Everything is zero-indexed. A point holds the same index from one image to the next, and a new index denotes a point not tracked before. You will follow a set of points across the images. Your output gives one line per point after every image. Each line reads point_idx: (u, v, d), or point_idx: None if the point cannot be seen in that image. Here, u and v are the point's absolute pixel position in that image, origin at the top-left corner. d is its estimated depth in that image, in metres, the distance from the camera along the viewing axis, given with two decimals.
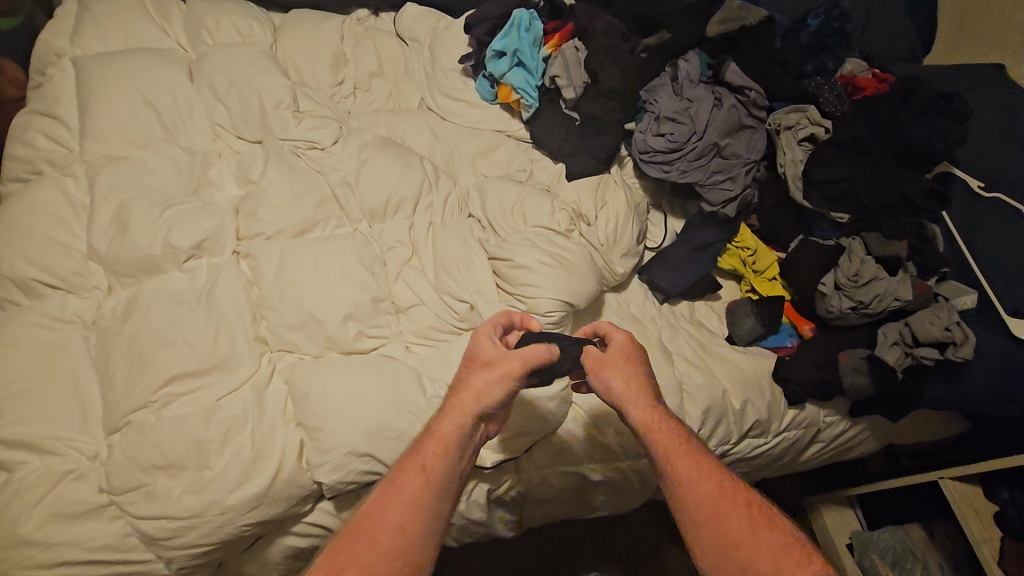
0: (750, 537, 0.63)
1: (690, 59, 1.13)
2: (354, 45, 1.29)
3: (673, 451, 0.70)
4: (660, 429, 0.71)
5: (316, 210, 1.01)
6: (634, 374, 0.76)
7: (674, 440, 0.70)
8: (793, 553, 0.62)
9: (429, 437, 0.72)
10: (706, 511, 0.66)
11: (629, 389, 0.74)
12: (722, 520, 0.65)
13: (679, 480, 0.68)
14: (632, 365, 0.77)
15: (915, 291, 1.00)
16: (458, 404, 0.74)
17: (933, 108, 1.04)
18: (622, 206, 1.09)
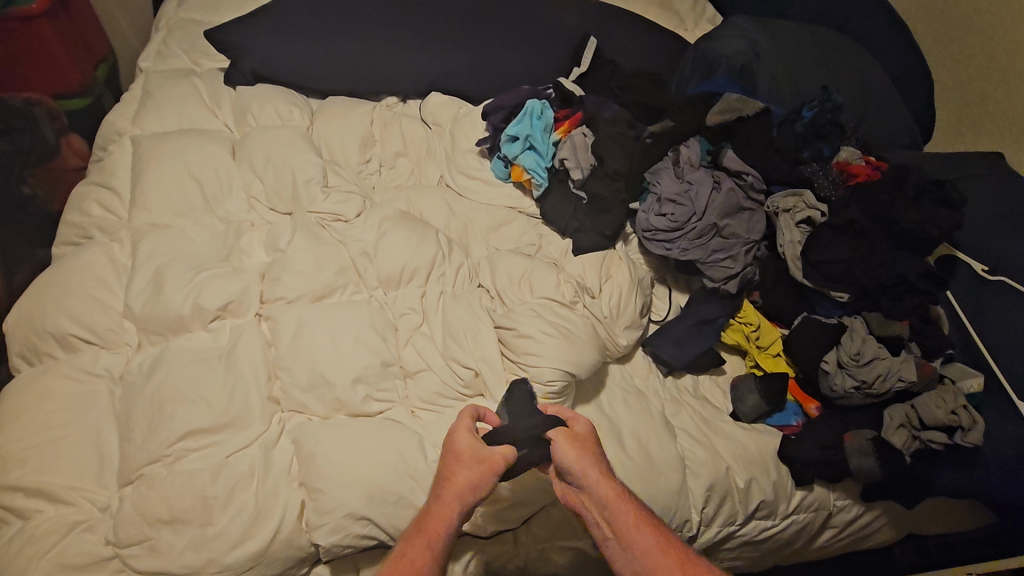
0: None
1: (691, 144, 1.21)
2: (382, 127, 1.41)
3: (639, 527, 0.76)
4: (628, 509, 0.77)
5: (336, 277, 1.08)
6: (599, 458, 0.81)
7: (638, 519, 0.77)
8: None
9: (421, 523, 0.77)
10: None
11: (600, 475, 0.79)
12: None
13: (645, 556, 0.74)
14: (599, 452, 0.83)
15: (919, 372, 1.00)
16: (449, 495, 0.78)
17: (927, 194, 1.08)
18: (625, 280, 1.13)
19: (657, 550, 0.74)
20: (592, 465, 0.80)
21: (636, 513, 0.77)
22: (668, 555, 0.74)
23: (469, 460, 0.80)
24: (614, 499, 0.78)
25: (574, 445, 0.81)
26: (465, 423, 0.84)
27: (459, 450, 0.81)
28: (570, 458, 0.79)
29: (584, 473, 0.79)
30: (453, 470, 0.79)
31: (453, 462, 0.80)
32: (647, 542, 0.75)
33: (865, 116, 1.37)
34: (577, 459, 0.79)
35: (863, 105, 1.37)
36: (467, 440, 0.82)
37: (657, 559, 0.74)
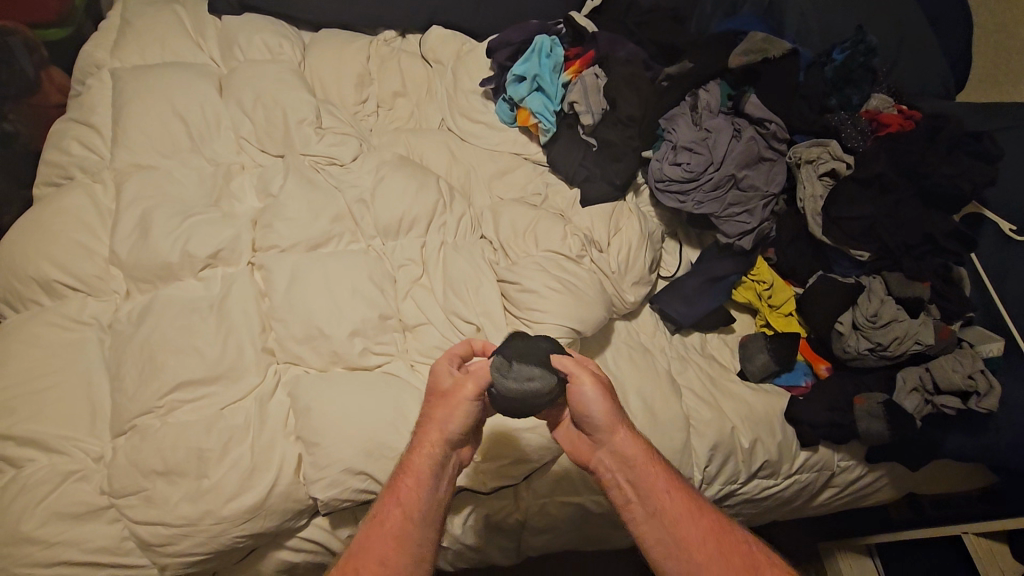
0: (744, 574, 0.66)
1: (711, 89, 1.12)
2: (379, 65, 1.32)
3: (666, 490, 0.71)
4: (651, 466, 0.72)
5: (331, 224, 1.03)
6: (621, 409, 0.74)
7: (665, 479, 0.71)
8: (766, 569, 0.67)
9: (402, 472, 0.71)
10: (704, 551, 0.67)
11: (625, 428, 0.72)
12: (717, 557, 0.67)
13: (671, 520, 0.69)
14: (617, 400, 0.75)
15: (938, 335, 0.97)
16: (423, 439, 0.72)
17: (961, 147, 1.01)
18: (635, 234, 1.08)
19: (683, 511, 0.70)
20: (616, 415, 0.72)
21: (661, 470, 0.72)
22: (692, 516, 0.70)
23: (443, 400, 0.73)
24: (638, 455, 0.72)
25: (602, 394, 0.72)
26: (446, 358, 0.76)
27: (434, 388, 0.75)
28: (597, 409, 0.71)
29: (609, 427, 0.71)
30: (430, 412, 0.73)
31: (432, 406, 0.73)
32: (674, 504, 0.70)
33: (898, 61, 1.27)
34: (599, 406, 0.71)
35: (897, 49, 1.27)
36: (449, 384, 0.73)
37: (684, 524, 0.69)
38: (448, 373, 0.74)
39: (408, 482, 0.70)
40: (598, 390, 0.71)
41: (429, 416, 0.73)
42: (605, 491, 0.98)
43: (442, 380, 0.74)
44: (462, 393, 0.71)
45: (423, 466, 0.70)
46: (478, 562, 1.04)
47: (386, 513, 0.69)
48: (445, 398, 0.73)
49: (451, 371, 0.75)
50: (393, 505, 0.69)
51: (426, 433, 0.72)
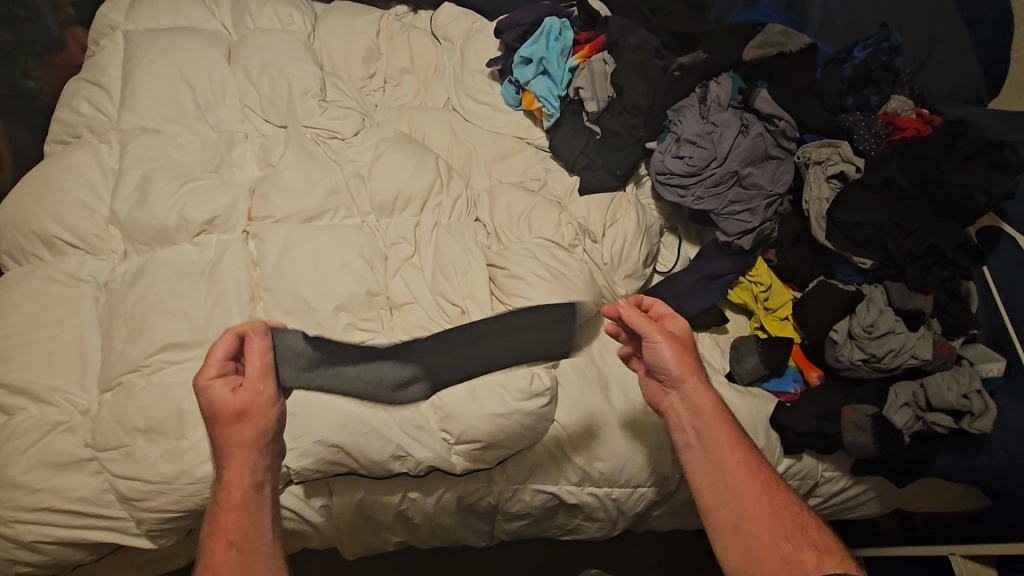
0: (791, 529, 0.73)
1: (722, 81, 1.08)
2: (389, 40, 1.31)
3: (729, 445, 0.78)
4: (721, 419, 0.78)
5: (327, 199, 1.04)
6: (699, 364, 0.80)
7: (728, 433, 0.78)
8: (814, 530, 0.73)
9: (221, 507, 0.67)
10: (756, 502, 0.74)
11: (695, 383, 0.79)
12: (768, 511, 0.74)
13: (729, 468, 0.76)
14: (697, 360, 0.81)
15: (936, 350, 0.94)
16: (230, 458, 0.67)
17: (980, 156, 0.96)
18: (632, 226, 1.05)
19: (741, 466, 0.76)
20: (690, 369, 0.79)
21: (728, 427, 0.79)
22: (749, 471, 0.76)
23: (242, 413, 0.68)
24: (706, 406, 0.79)
25: (678, 351, 0.79)
26: (209, 374, 0.68)
27: (218, 408, 0.67)
28: (667, 360, 0.79)
29: (679, 375, 0.79)
30: (225, 435, 0.68)
31: (225, 421, 0.67)
32: (735, 456, 0.77)
33: (924, 63, 1.21)
34: (667, 360, 0.79)
35: (926, 49, 1.21)
36: (231, 397, 0.67)
37: (742, 475, 0.76)
38: (225, 387, 0.68)
39: (231, 515, 0.66)
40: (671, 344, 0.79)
41: (221, 439, 0.68)
42: (578, 482, 0.98)
43: (221, 394, 0.67)
44: (255, 401, 0.68)
45: (245, 484, 0.67)
46: (451, 541, 1.06)
47: (219, 557, 0.64)
48: (232, 412, 0.67)
49: (227, 382, 0.68)
50: (221, 544, 0.65)
51: (235, 454, 0.67)
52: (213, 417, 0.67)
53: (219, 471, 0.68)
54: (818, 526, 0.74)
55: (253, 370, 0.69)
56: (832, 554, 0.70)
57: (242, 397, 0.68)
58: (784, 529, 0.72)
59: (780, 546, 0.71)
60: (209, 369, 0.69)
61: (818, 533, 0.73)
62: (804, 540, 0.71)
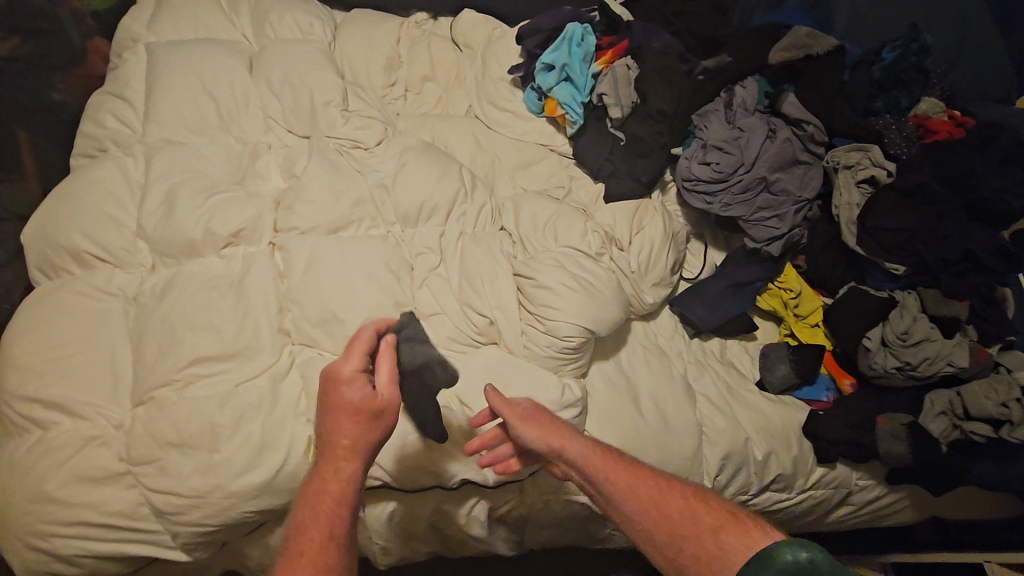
0: (702, 522, 0.68)
1: (748, 85, 1.06)
2: (409, 47, 1.30)
3: (609, 471, 0.75)
4: (599, 458, 0.76)
5: (351, 209, 1.04)
6: (555, 422, 0.80)
7: (605, 464, 0.76)
8: (736, 523, 0.67)
9: (317, 496, 0.68)
10: (663, 515, 0.70)
11: (562, 440, 0.78)
12: (678, 514, 0.70)
13: (630, 495, 0.73)
14: (553, 419, 0.81)
15: (972, 358, 0.93)
16: (337, 455, 0.69)
17: (1017, 160, 0.94)
18: (658, 234, 1.05)
19: (635, 485, 0.73)
20: (549, 434, 0.79)
21: (602, 458, 0.76)
22: (639, 489, 0.73)
23: (368, 413, 0.69)
24: (581, 454, 0.77)
25: (530, 423, 0.80)
26: (357, 363, 0.71)
27: (349, 400, 0.69)
28: (529, 436, 0.79)
29: (552, 447, 0.78)
30: (344, 426, 0.69)
31: (358, 414, 0.69)
32: (619, 482, 0.74)
33: (954, 63, 1.19)
34: (526, 436, 0.79)
35: (955, 48, 1.19)
36: (368, 397, 0.70)
37: (641, 495, 0.72)
38: (367, 383, 0.70)
39: (329, 505, 0.67)
40: (527, 423, 0.80)
41: (343, 434, 0.69)
42: None
43: (361, 393, 0.70)
44: (389, 408, 0.70)
45: (345, 486, 0.68)
46: (480, 550, 1.06)
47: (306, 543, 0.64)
48: (368, 409, 0.69)
49: (369, 377, 0.71)
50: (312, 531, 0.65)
51: (345, 453, 0.69)
52: (342, 406, 0.69)
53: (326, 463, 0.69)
54: (747, 524, 0.66)
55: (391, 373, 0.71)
56: (734, 522, 0.67)
57: (378, 397, 0.70)
58: (687, 527, 0.68)
59: (710, 540, 0.66)
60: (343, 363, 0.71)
61: (752, 531, 0.65)
62: (729, 541, 0.65)
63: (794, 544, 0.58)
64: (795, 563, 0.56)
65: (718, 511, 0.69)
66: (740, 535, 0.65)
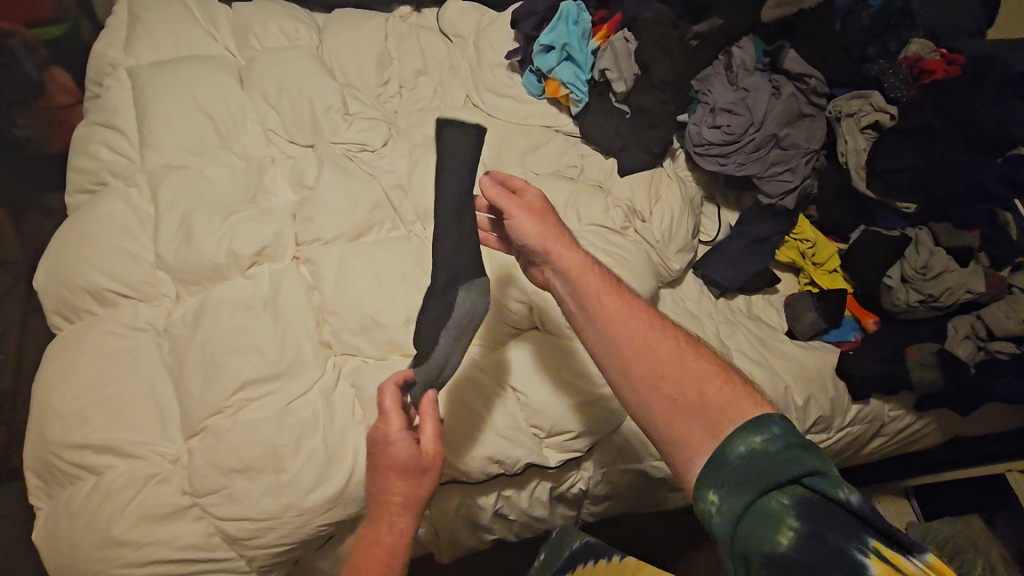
0: (677, 369, 0.65)
1: (745, 46, 1.09)
2: (397, 42, 1.28)
3: (600, 296, 0.72)
4: (590, 279, 0.73)
5: (372, 213, 1.04)
6: (557, 223, 0.77)
7: (601, 290, 0.72)
8: (716, 380, 0.63)
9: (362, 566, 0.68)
10: (633, 352, 0.67)
11: (557, 243, 0.75)
12: (652, 358, 0.66)
13: (609, 324, 0.70)
14: (553, 216, 0.78)
15: (987, 283, 0.98)
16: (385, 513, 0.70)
17: (1008, 90, 0.99)
18: (677, 201, 1.07)
19: (616, 316, 0.70)
20: (550, 231, 0.76)
21: (596, 281, 0.73)
22: (626, 321, 0.70)
23: (412, 472, 0.70)
24: (574, 266, 0.74)
25: (533, 217, 0.76)
26: (397, 421, 0.71)
27: (395, 458, 0.69)
28: (526, 226, 0.76)
29: (534, 237, 0.75)
30: (390, 486, 0.70)
31: (405, 473, 0.69)
32: (606, 305, 0.71)
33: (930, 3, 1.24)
34: (524, 228, 0.76)
35: None
36: (416, 451, 0.70)
37: (621, 325, 0.69)
38: (412, 438, 0.71)
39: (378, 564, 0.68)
40: (528, 214, 0.76)
41: (392, 491, 0.70)
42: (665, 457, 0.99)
43: (408, 449, 0.69)
44: (432, 467, 0.71)
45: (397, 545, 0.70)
46: (539, 531, 1.07)
47: None
48: (414, 466, 0.70)
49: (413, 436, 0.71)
50: None
51: (395, 512, 0.70)
52: (392, 467, 0.70)
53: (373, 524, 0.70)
54: (730, 383, 0.63)
55: (430, 427, 0.71)
56: (714, 376, 0.64)
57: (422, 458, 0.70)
58: (666, 372, 0.65)
59: (682, 391, 0.63)
60: (393, 425, 0.71)
61: (727, 395, 0.62)
62: (707, 401, 0.61)
63: (749, 430, 0.56)
64: (747, 453, 0.55)
65: (699, 362, 0.66)
66: (727, 401, 0.61)
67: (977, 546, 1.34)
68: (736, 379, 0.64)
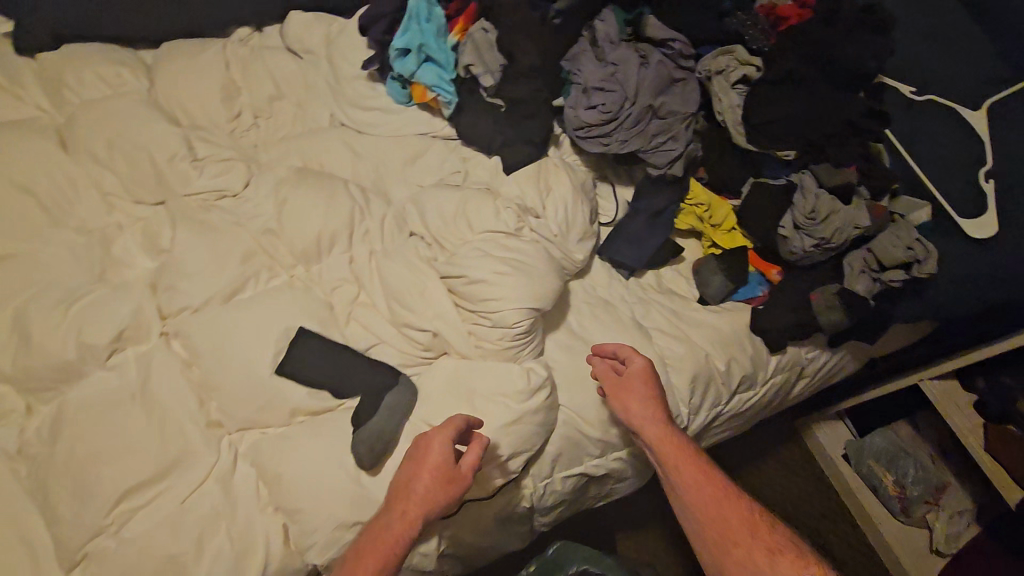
0: (744, 535, 0.78)
1: (606, 18, 1.05)
2: (241, 69, 1.16)
3: (682, 469, 0.84)
4: (677, 453, 0.85)
5: (243, 267, 0.93)
6: (661, 415, 0.88)
7: (688, 465, 0.84)
8: (785, 552, 0.75)
9: (376, 532, 0.73)
10: (708, 510, 0.81)
11: (657, 433, 0.87)
12: (721, 519, 0.80)
13: (692, 493, 0.83)
14: (655, 389, 0.89)
15: (872, 215, 0.99)
16: (408, 494, 0.75)
17: (859, 27, 1.00)
18: (568, 189, 1.03)
19: (701, 493, 0.82)
20: (650, 414, 0.88)
21: (687, 457, 0.85)
22: (711, 495, 0.82)
23: (440, 473, 0.75)
24: (672, 456, 0.85)
25: (623, 399, 0.89)
26: (445, 433, 0.78)
27: (430, 453, 0.77)
28: (620, 412, 0.89)
29: (636, 419, 0.88)
30: (416, 473, 0.76)
31: (438, 470, 0.75)
32: (685, 478, 0.84)
33: None
34: (621, 409, 0.89)
35: None
36: (446, 456, 0.76)
37: (701, 494, 0.82)
38: (447, 456, 0.76)
39: (387, 545, 0.72)
40: (626, 398, 0.89)
41: (421, 481, 0.75)
42: (602, 453, 0.97)
43: (442, 448, 0.77)
44: (461, 478, 0.76)
45: (406, 527, 0.73)
46: (496, 555, 1.03)
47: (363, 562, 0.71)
48: (445, 473, 0.75)
49: (450, 449, 0.77)
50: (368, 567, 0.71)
51: (415, 498, 0.74)
52: (427, 463, 0.76)
53: (391, 505, 0.75)
54: (801, 556, 0.74)
55: (471, 456, 0.77)
56: (785, 549, 0.75)
57: (460, 466, 0.77)
58: (734, 536, 0.78)
59: (748, 552, 0.76)
60: (439, 439, 0.77)
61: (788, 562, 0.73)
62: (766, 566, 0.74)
63: None
64: None
65: (777, 539, 0.77)
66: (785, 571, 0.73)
67: (908, 450, 1.41)
68: (806, 553, 0.75)
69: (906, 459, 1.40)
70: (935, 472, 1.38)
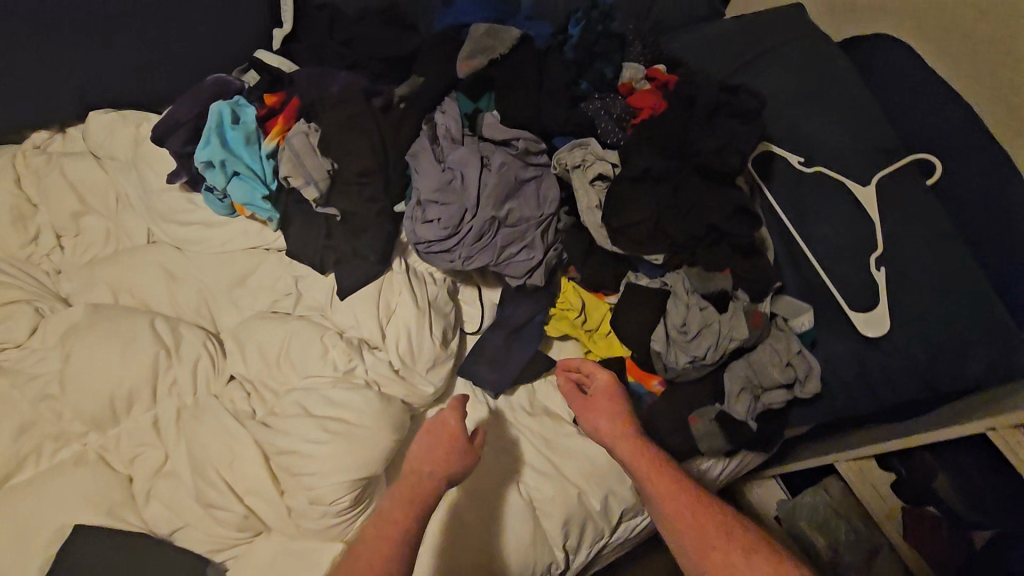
0: (718, 538, 0.70)
1: (447, 110, 0.92)
2: (37, 184, 1.00)
3: (652, 477, 0.77)
4: (647, 459, 0.79)
5: (17, 443, 0.80)
6: (631, 422, 0.83)
7: (660, 470, 0.78)
8: (764, 556, 0.66)
9: (397, 496, 0.70)
10: (682, 517, 0.73)
11: (623, 441, 0.81)
12: (696, 526, 0.71)
13: (662, 500, 0.75)
14: (621, 401, 0.86)
15: (751, 324, 0.89)
16: (424, 458, 0.73)
17: (724, 110, 0.90)
18: (410, 312, 0.88)
19: (672, 496, 0.75)
20: (618, 422, 0.83)
21: (658, 461, 0.79)
22: (681, 498, 0.74)
23: (455, 438, 0.75)
24: (637, 461, 0.79)
25: (594, 411, 0.85)
26: (457, 398, 0.79)
27: (444, 417, 0.77)
28: (591, 423, 0.85)
29: (603, 434, 0.83)
30: (427, 441, 0.75)
31: (452, 434, 0.75)
32: (658, 487, 0.76)
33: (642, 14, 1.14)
34: (591, 421, 0.85)
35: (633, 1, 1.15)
36: (457, 420, 0.76)
37: (672, 500, 0.74)
38: (460, 419, 0.77)
39: (415, 495, 0.70)
40: (596, 407, 0.86)
41: (436, 445, 0.74)
42: None
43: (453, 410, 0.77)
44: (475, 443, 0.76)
45: (432, 482, 0.71)
46: None
47: (385, 522, 0.68)
48: (459, 434, 0.75)
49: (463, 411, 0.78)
50: (398, 524, 0.67)
51: (433, 458, 0.73)
52: (439, 425, 0.76)
53: (409, 468, 0.73)
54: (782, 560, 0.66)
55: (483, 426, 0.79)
56: (763, 548, 0.68)
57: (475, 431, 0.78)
58: (710, 539, 0.70)
59: (723, 557, 0.68)
60: (450, 413, 0.77)
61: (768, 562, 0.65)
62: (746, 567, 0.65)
63: None
64: None
65: (752, 539, 0.69)
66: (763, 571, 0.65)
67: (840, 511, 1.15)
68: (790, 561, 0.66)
69: (838, 525, 1.14)
70: (870, 537, 1.11)
